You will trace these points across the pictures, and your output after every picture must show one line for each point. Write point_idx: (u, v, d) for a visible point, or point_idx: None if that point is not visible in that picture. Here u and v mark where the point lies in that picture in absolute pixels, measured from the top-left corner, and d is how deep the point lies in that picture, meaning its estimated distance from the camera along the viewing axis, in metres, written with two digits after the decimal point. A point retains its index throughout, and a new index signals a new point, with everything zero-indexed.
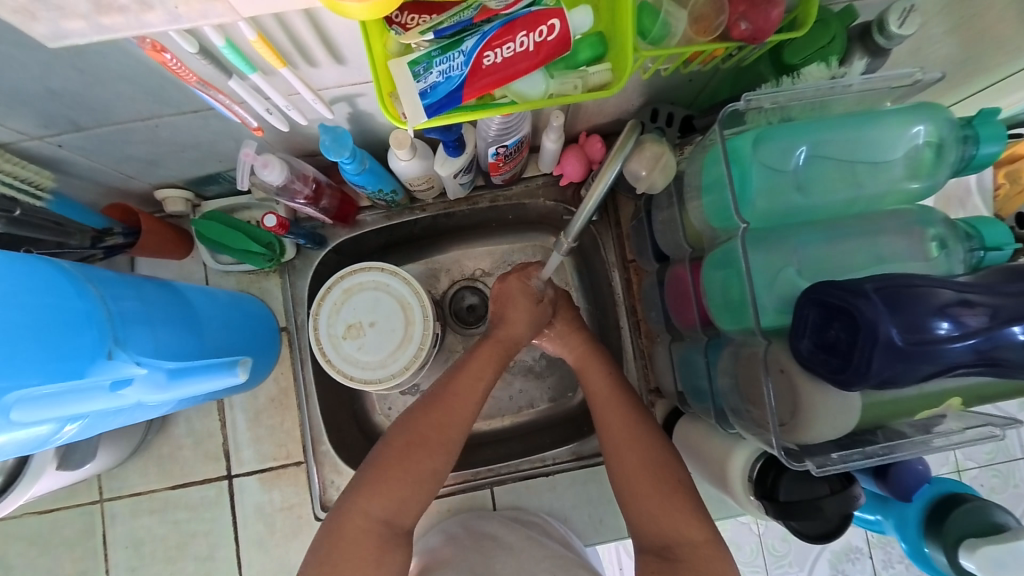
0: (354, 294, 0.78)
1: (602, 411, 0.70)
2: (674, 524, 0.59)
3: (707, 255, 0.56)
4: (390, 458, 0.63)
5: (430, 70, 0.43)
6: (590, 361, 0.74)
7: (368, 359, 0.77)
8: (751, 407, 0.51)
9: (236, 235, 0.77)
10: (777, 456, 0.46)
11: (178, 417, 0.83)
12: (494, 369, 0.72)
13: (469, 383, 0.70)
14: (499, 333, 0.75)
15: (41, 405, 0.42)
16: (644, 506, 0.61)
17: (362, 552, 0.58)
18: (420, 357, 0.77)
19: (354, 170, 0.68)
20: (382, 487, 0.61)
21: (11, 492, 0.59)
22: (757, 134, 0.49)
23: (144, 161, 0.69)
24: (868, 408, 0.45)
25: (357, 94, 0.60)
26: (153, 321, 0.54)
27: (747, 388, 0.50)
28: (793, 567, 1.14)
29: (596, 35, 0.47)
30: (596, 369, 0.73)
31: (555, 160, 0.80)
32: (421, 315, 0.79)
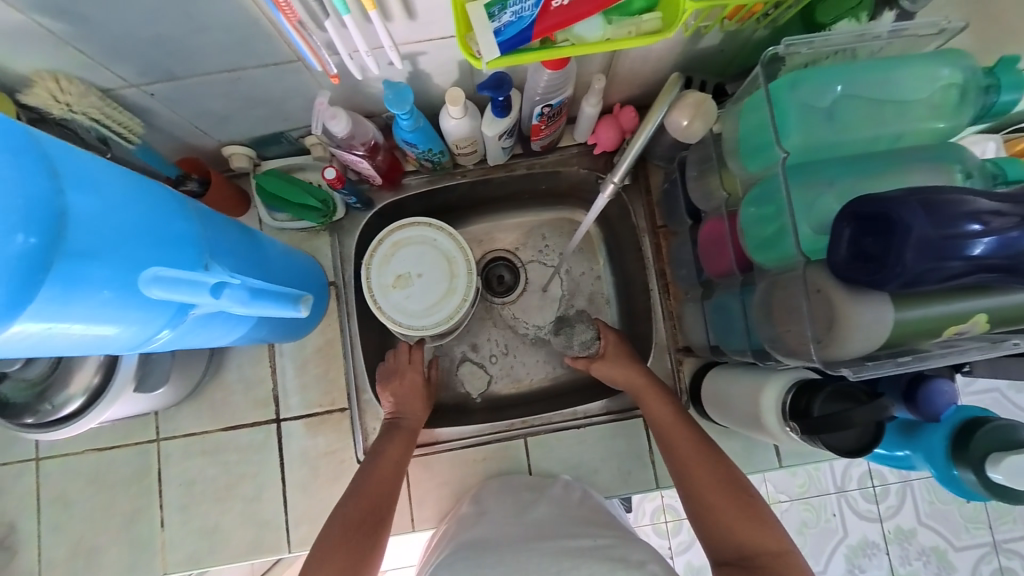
0: (402, 248, 0.83)
1: (669, 438, 0.73)
2: (752, 536, 0.61)
3: (744, 195, 0.59)
4: (325, 536, 0.65)
5: (505, 11, 0.48)
6: (649, 392, 0.78)
7: (411, 308, 0.82)
8: (784, 333, 0.54)
9: (293, 189, 0.83)
10: (816, 366, 0.50)
11: (232, 363, 0.87)
12: (405, 448, 0.78)
13: (393, 451, 0.76)
14: (404, 423, 0.81)
15: (173, 286, 0.45)
16: (717, 518, 0.64)
17: None
18: (463, 305, 0.82)
19: (408, 127, 0.75)
20: (324, 562, 0.62)
21: (89, 414, 0.63)
22: (794, 77, 0.53)
23: (217, 116, 0.75)
24: (915, 322, 0.46)
25: (420, 52, 0.66)
26: (230, 251, 0.58)
27: (782, 314, 0.53)
28: (811, 559, 1.42)
29: None
30: (658, 397, 0.77)
31: (591, 128, 0.87)
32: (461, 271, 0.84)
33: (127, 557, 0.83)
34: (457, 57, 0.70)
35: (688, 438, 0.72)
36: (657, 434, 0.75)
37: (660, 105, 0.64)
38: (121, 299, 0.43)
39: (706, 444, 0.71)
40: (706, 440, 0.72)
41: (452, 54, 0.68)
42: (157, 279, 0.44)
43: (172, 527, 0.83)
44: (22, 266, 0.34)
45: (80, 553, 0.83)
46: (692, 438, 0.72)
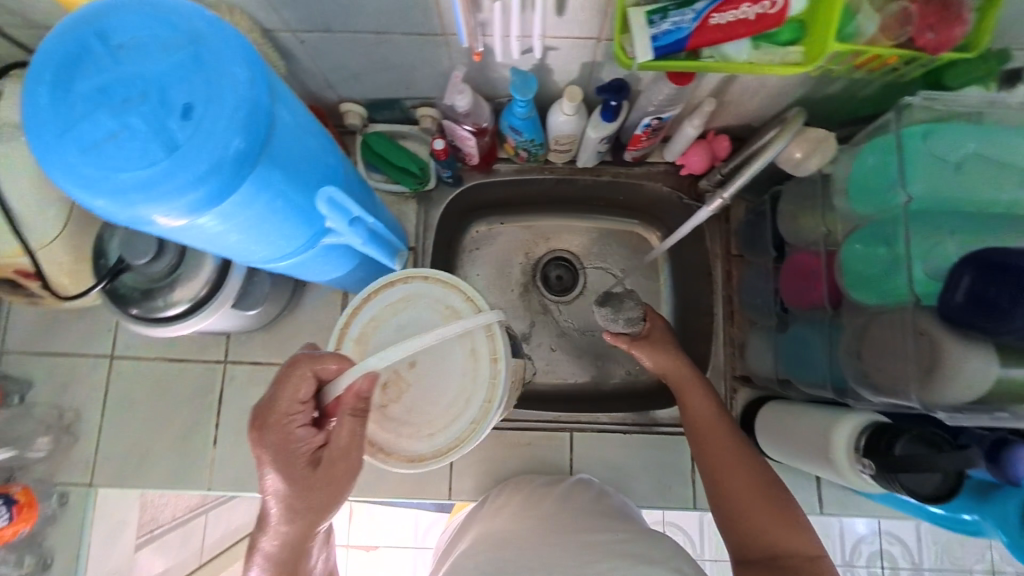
0: (412, 302, 0.67)
1: (706, 437, 0.73)
2: (785, 539, 0.61)
3: (847, 235, 0.61)
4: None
5: (665, 20, 0.52)
6: (691, 386, 0.78)
7: (432, 414, 0.64)
8: (879, 372, 0.55)
9: (400, 153, 0.88)
10: (915, 407, 0.52)
11: (306, 304, 0.92)
12: (320, 502, 0.54)
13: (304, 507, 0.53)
14: (298, 451, 0.54)
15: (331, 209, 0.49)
16: (749, 517, 0.64)
17: None
18: (490, 411, 0.62)
19: (522, 114, 0.79)
20: None
21: (187, 320, 0.68)
22: (927, 129, 0.54)
23: (349, 73, 0.80)
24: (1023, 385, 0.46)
25: (553, 47, 0.71)
26: (358, 191, 0.63)
27: (881, 350, 0.54)
28: None
29: (798, 22, 0.55)
30: (698, 393, 0.78)
31: (683, 150, 0.91)
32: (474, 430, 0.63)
33: (176, 466, 0.87)
34: (584, 58, 0.74)
35: (723, 437, 0.72)
36: (693, 432, 0.75)
37: (783, 137, 0.64)
38: (286, 210, 0.48)
39: (744, 447, 0.71)
40: (743, 444, 0.71)
41: (580, 54, 0.73)
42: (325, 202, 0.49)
43: (223, 447, 0.87)
44: (235, 164, 0.39)
45: (135, 454, 0.88)
46: (728, 438, 0.72)
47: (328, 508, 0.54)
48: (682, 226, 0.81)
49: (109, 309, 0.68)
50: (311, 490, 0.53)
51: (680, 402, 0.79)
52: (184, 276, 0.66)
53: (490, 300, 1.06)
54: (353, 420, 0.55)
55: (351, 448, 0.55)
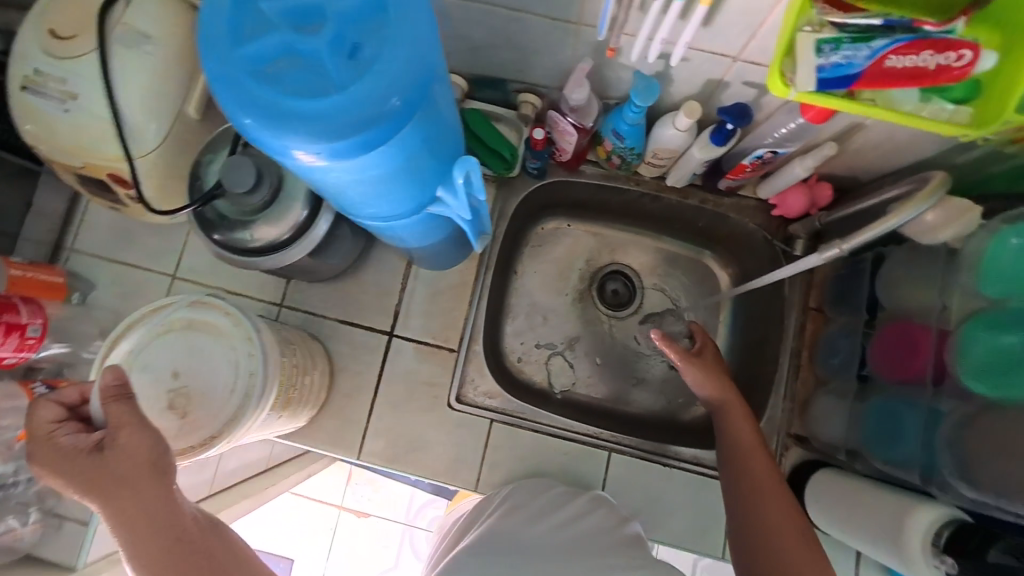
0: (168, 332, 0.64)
1: (744, 462, 0.69)
2: None
3: (970, 318, 0.57)
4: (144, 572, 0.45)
5: (836, 52, 0.49)
6: (736, 412, 0.75)
7: (216, 404, 0.62)
8: (992, 469, 0.51)
9: (495, 134, 0.86)
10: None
11: (372, 266, 0.91)
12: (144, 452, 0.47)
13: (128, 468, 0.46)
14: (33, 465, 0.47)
15: None
16: (776, 553, 0.60)
17: None
18: (257, 339, 0.64)
19: (631, 120, 0.77)
20: None
21: (256, 258, 0.68)
22: None
23: (465, 44, 0.78)
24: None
25: (685, 57, 0.68)
26: None
27: (1004, 443, 0.51)
28: None
29: (974, 81, 0.51)
30: (742, 417, 0.74)
31: (780, 191, 0.87)
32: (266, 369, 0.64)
33: None
34: (712, 74, 0.70)
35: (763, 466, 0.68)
36: (730, 456, 0.71)
37: (931, 189, 0.58)
38: (412, 170, 0.47)
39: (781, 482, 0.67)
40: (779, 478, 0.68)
41: (710, 70, 0.70)
42: None
43: None
44: (390, 120, 0.39)
45: None
46: (768, 465, 0.68)
47: (123, 488, 0.45)
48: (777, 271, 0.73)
49: (195, 232, 0.69)
50: (100, 485, 0.45)
51: (723, 424, 0.75)
52: (274, 216, 0.67)
53: (546, 299, 1.05)
54: (122, 401, 0.49)
55: (135, 418, 0.48)
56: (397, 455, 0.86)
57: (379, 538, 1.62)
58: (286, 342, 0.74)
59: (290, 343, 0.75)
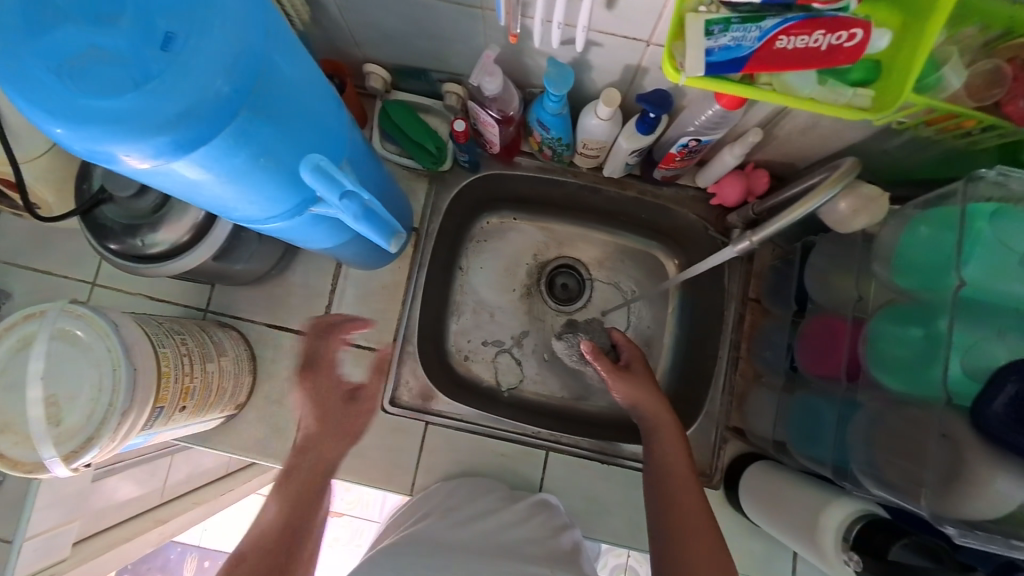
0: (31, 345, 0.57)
1: (671, 492, 0.65)
2: None
3: (880, 309, 0.55)
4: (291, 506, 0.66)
5: (725, 33, 0.46)
6: (669, 431, 0.71)
7: (83, 410, 0.56)
8: (894, 465, 0.49)
9: (418, 128, 0.83)
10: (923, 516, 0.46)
11: (301, 267, 0.88)
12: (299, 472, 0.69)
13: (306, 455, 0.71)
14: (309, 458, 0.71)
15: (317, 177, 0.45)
16: None
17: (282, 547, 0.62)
18: (111, 337, 0.57)
19: (553, 110, 0.73)
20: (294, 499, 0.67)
21: (156, 263, 0.65)
22: (998, 209, 0.47)
23: (378, 33, 0.74)
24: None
25: (598, 43, 0.65)
26: (361, 164, 0.59)
27: (899, 444, 0.49)
28: None
29: (873, 61, 0.49)
30: (675, 439, 0.70)
31: (716, 179, 0.85)
32: (131, 363, 0.58)
33: None
34: (630, 60, 0.67)
35: (689, 498, 0.64)
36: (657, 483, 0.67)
37: (832, 186, 0.56)
38: (270, 170, 0.44)
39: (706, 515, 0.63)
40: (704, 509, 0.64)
41: (627, 57, 0.67)
42: (312, 168, 0.45)
43: None
44: (215, 110, 0.36)
45: None
46: (694, 497, 0.64)
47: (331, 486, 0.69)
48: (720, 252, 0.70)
49: (86, 239, 0.65)
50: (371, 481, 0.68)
51: (653, 444, 0.71)
52: (169, 218, 0.63)
53: (491, 297, 1.02)
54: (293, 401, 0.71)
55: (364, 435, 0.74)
56: None
57: (348, 539, 1.60)
58: (170, 330, 0.68)
59: (175, 332, 0.69)
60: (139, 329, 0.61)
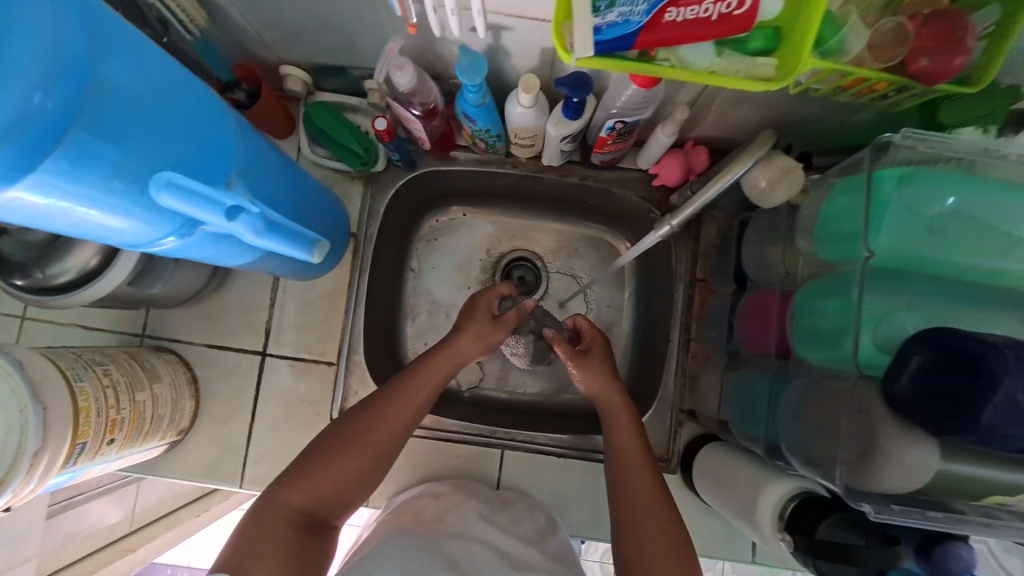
0: None
1: (628, 478, 0.65)
2: None
3: (805, 284, 0.54)
4: (317, 459, 0.60)
5: (611, 9, 0.43)
6: (620, 413, 0.70)
7: None
8: (815, 442, 0.49)
9: (342, 130, 0.80)
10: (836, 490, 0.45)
11: (236, 282, 0.85)
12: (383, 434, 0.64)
13: (390, 416, 0.64)
14: (407, 408, 0.66)
15: (184, 196, 0.41)
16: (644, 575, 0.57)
17: (280, 540, 0.54)
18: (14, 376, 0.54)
19: (474, 101, 0.70)
20: (309, 478, 0.59)
21: (70, 294, 0.61)
22: (905, 174, 0.47)
23: (285, 32, 0.71)
24: (966, 480, 0.41)
25: (508, 27, 0.62)
26: (261, 173, 0.55)
27: (818, 419, 0.48)
28: None
29: (772, 28, 0.47)
30: (626, 423, 0.70)
31: (656, 159, 0.83)
32: (39, 402, 0.54)
33: None
34: (545, 43, 0.65)
35: (643, 480, 0.64)
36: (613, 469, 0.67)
37: (744, 159, 0.56)
38: (129, 191, 0.40)
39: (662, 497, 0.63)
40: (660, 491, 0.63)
41: (540, 40, 0.64)
42: (170, 186, 0.40)
43: None
44: (34, 129, 0.31)
45: None
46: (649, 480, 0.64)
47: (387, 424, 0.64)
48: (648, 236, 0.70)
49: None
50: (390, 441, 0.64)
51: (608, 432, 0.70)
52: (69, 244, 0.59)
53: (445, 296, 0.98)
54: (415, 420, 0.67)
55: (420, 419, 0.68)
56: None
57: None
58: (89, 362, 0.64)
59: (96, 364, 0.65)
60: (48, 365, 0.58)
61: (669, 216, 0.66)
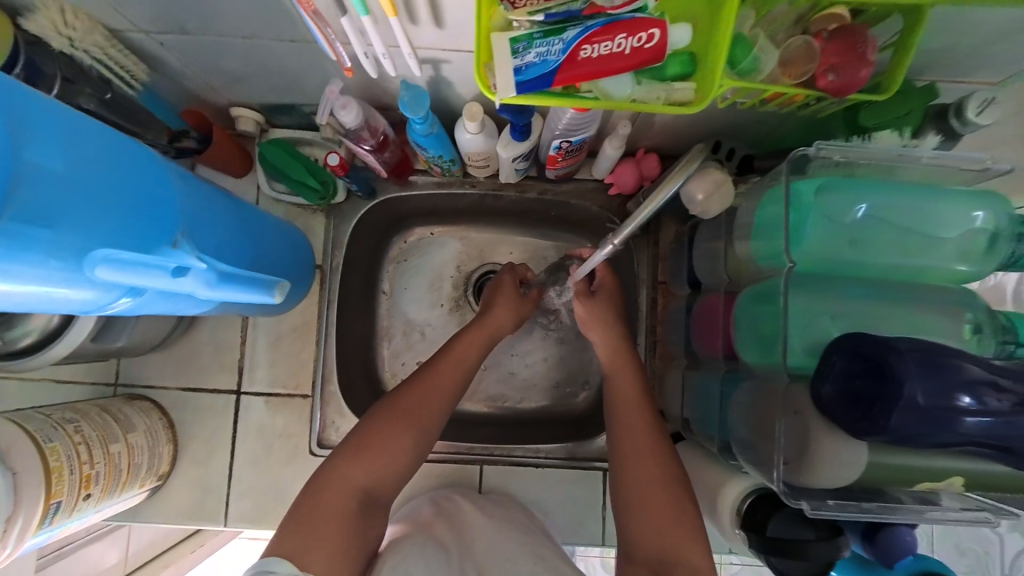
0: None
1: (624, 422, 0.67)
2: (675, 543, 0.56)
3: (745, 289, 0.56)
4: (369, 433, 0.65)
5: (529, 50, 0.45)
6: (621, 364, 0.72)
7: None
8: (759, 442, 0.51)
9: (297, 167, 0.81)
10: (775, 490, 0.47)
11: (205, 323, 0.86)
12: (434, 407, 0.69)
13: (435, 390, 0.70)
14: (450, 382, 0.72)
15: (122, 269, 0.42)
16: (642, 513, 0.59)
17: (342, 517, 0.60)
18: None
19: (423, 131, 0.72)
20: (364, 454, 0.64)
21: (36, 354, 0.61)
22: (821, 183, 0.49)
23: (230, 76, 0.72)
24: (888, 466, 0.44)
25: (444, 60, 0.64)
26: (213, 225, 0.56)
27: (759, 421, 0.51)
28: None
29: (687, 54, 0.49)
30: (628, 371, 0.71)
31: (610, 169, 0.83)
32: (9, 469, 0.55)
33: None
34: None
35: (640, 424, 0.66)
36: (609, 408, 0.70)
37: (677, 175, 0.56)
38: (69, 270, 0.41)
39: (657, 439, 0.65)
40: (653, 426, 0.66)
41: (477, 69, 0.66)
42: (106, 262, 0.41)
43: None
44: None
45: None
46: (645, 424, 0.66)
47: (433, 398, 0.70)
48: (590, 258, 0.70)
49: None
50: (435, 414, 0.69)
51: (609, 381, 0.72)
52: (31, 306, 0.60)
53: (418, 315, 0.99)
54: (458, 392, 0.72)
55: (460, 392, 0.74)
56: (264, 513, 0.82)
57: None
58: (58, 420, 0.65)
59: (66, 422, 0.65)
60: (17, 429, 0.59)
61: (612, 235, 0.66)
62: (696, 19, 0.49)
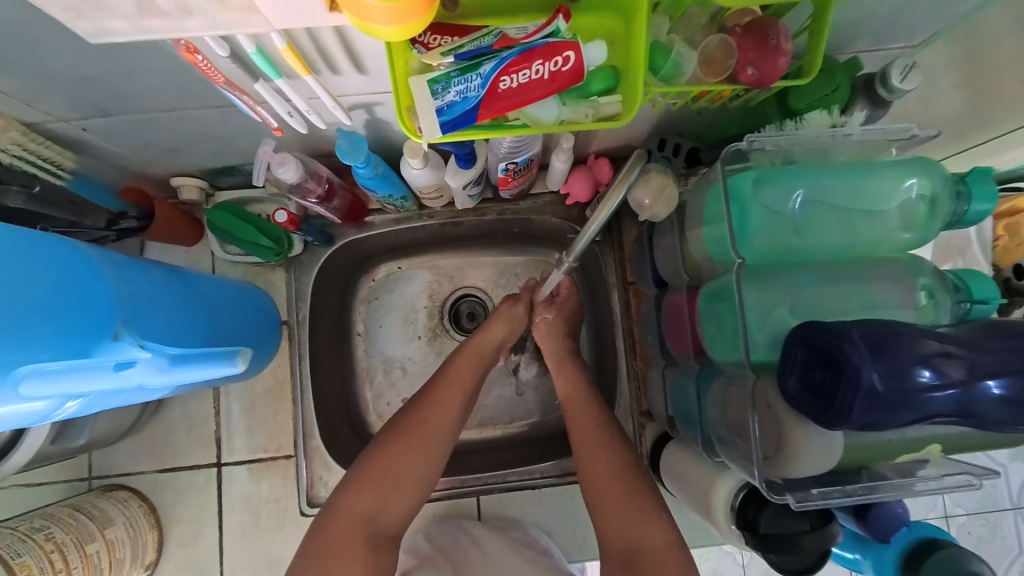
0: None
1: (579, 426, 0.71)
2: (639, 532, 0.60)
3: (704, 287, 0.56)
4: (369, 459, 0.66)
5: (448, 90, 0.45)
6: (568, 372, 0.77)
7: None
8: (737, 439, 0.51)
9: (247, 228, 0.79)
10: (758, 487, 0.46)
11: (175, 400, 0.83)
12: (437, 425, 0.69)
13: (435, 408, 0.70)
14: (453, 397, 0.72)
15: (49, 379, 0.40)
16: (607, 507, 0.63)
17: (350, 551, 0.60)
18: None
19: (368, 175, 0.70)
20: (364, 484, 0.64)
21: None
22: (758, 175, 0.50)
23: (164, 149, 0.70)
24: (862, 445, 0.44)
25: (377, 103, 0.63)
26: (156, 307, 0.53)
27: (735, 419, 0.51)
28: None
29: (609, 68, 0.49)
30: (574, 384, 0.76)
31: (563, 179, 0.82)
32: None
33: None
34: None
35: (589, 426, 0.70)
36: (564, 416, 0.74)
37: (615, 190, 0.61)
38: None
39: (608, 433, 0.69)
40: (609, 425, 0.70)
41: None
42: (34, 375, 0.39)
43: None
44: None
45: None
46: (596, 423, 0.70)
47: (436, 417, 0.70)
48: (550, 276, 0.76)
49: None
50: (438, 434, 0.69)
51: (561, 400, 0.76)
52: None
53: (395, 352, 0.97)
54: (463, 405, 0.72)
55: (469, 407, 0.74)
56: None
57: None
58: (26, 532, 0.62)
59: (36, 531, 0.62)
60: None
61: (566, 252, 0.72)
62: (612, 34, 0.49)
